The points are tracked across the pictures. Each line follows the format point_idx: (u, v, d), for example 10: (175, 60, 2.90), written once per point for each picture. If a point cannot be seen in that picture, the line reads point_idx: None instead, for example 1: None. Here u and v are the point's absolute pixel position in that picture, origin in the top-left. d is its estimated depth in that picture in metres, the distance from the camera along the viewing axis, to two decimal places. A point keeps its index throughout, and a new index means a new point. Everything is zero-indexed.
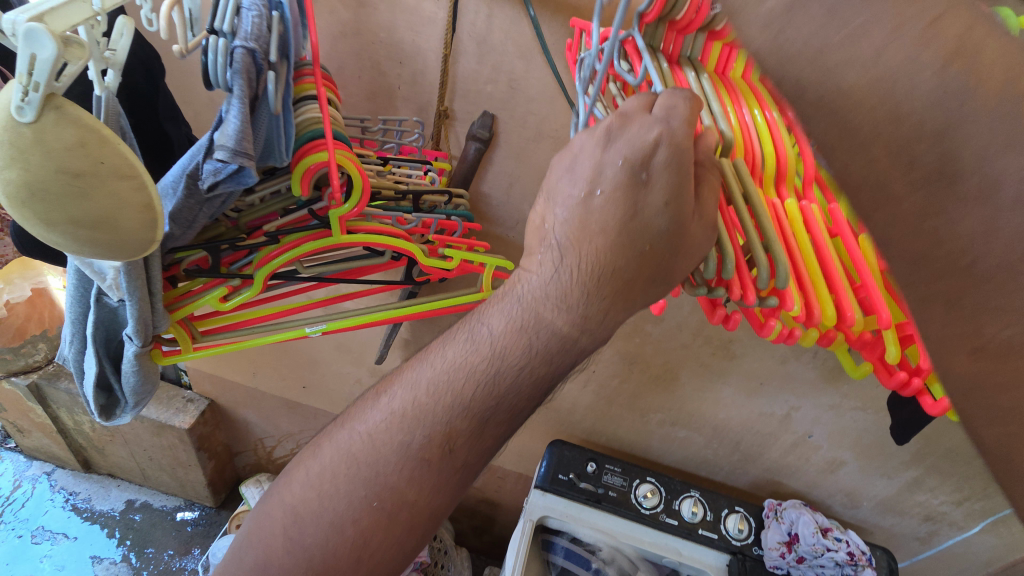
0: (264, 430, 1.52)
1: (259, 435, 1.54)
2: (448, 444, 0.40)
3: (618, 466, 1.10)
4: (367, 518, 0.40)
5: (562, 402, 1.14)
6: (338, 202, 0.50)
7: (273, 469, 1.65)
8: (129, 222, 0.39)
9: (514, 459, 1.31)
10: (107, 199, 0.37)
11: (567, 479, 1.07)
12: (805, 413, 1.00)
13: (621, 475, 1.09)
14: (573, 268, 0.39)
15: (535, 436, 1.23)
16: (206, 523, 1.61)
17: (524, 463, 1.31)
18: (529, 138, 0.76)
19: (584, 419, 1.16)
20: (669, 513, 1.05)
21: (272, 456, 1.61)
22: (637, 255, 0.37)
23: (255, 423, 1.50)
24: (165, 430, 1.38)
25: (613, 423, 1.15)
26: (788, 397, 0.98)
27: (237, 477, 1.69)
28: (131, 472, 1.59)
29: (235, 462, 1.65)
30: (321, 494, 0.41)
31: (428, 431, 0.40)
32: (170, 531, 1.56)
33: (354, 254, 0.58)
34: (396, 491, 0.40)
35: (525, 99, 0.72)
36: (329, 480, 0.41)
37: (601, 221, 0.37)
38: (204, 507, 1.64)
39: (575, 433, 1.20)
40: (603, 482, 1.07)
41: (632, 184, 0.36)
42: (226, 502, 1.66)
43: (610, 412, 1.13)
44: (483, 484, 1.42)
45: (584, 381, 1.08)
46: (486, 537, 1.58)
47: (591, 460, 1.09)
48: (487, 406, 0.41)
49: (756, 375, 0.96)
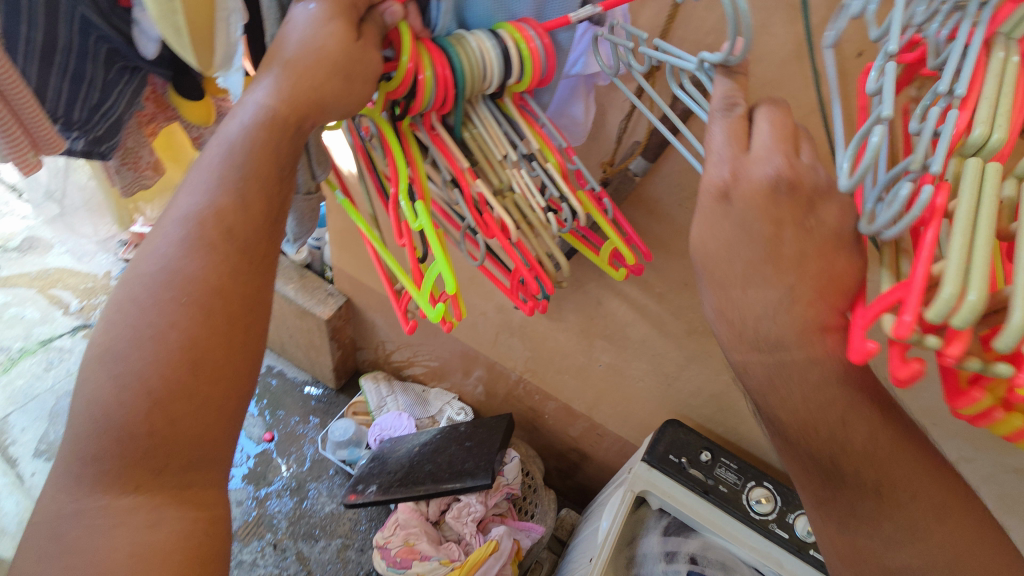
0: (387, 335, 1.63)
1: (382, 338, 1.65)
2: (225, 227, 0.57)
3: (735, 463, 1.04)
4: (185, 316, 0.55)
5: (688, 383, 1.09)
6: (433, 88, 0.54)
7: (388, 370, 1.78)
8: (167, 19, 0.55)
9: (619, 423, 1.29)
10: (188, 8, 0.55)
11: (677, 461, 1.04)
12: (977, 467, 0.86)
13: (736, 472, 1.03)
14: (222, 177, 0.57)
15: (651, 408, 1.19)
16: (326, 402, 1.83)
17: (629, 430, 1.28)
18: None
19: (707, 405, 1.10)
20: (781, 525, 0.97)
21: (389, 359, 1.72)
22: (319, 51, 0.53)
23: (381, 327, 1.62)
24: (307, 316, 1.56)
25: (737, 417, 1.08)
26: (963, 445, 0.84)
27: (357, 368, 1.86)
28: (273, 343, 1.84)
29: (356, 356, 1.81)
30: (130, 345, 0.54)
31: (200, 233, 0.56)
32: (297, 401, 1.81)
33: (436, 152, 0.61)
34: (211, 263, 0.56)
35: (751, 59, 0.64)
36: (145, 330, 0.54)
37: (297, 47, 0.54)
38: (326, 387, 1.85)
39: (692, 417, 1.15)
40: (714, 475, 1.03)
41: (304, 11, 0.54)
42: (345, 387, 1.86)
43: (737, 407, 1.06)
44: (581, 436, 1.42)
45: (719, 368, 1.02)
46: (568, 482, 1.61)
47: (706, 450, 1.05)
48: (232, 217, 0.57)
49: (928, 415, 0.84)
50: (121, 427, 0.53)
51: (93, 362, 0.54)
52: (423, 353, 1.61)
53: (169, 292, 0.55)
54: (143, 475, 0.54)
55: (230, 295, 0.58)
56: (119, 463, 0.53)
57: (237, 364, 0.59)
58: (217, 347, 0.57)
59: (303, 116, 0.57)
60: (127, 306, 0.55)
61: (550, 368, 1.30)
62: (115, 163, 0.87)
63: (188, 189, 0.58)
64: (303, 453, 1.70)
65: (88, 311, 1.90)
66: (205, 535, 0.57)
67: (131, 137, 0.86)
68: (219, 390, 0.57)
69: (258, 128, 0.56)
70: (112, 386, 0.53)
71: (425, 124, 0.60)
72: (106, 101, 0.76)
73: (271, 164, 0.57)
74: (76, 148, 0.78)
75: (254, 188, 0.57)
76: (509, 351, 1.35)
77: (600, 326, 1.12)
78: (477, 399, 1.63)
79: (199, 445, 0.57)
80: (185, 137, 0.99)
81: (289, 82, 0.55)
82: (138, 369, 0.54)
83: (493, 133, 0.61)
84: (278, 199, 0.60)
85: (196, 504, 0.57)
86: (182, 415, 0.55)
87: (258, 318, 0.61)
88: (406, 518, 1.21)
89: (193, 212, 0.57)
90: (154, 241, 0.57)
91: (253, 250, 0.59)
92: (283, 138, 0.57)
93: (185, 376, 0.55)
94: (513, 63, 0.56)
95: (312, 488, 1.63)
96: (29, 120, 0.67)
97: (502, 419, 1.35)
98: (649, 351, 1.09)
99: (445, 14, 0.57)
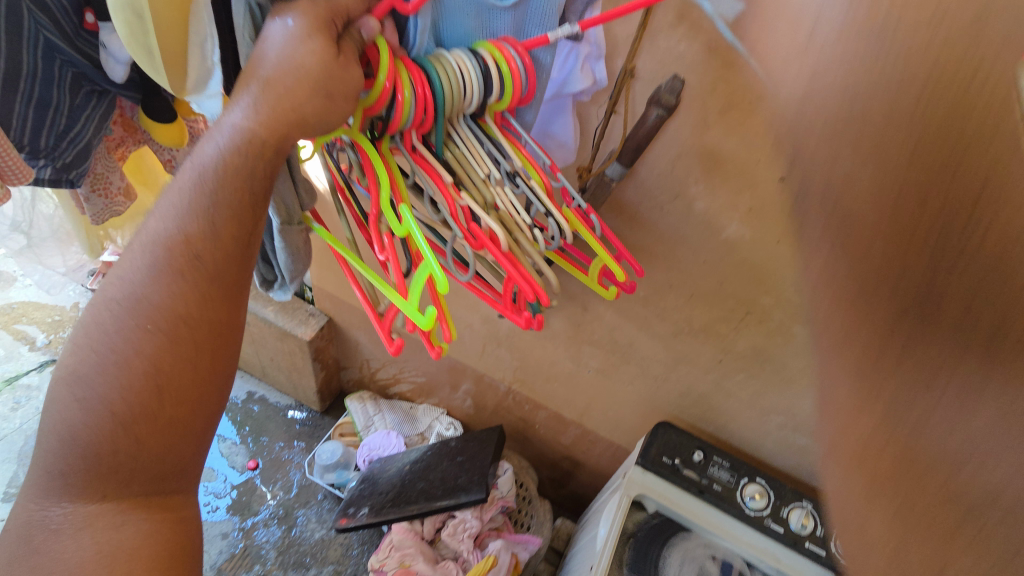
0: (372, 353, 1.61)
1: (367, 356, 1.63)
2: (192, 255, 0.56)
3: (727, 461, 1.04)
4: (150, 344, 0.57)
5: (677, 384, 1.09)
6: (413, 107, 0.53)
7: (374, 388, 1.75)
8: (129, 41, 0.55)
9: (610, 428, 1.29)
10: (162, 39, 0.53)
11: (671, 463, 1.04)
12: None
13: (729, 470, 1.03)
14: (191, 205, 0.56)
15: (641, 412, 1.20)
16: (312, 425, 1.79)
17: (621, 435, 1.29)
18: (712, 110, 0.69)
19: (696, 404, 1.11)
20: (776, 520, 0.98)
21: (375, 377, 1.70)
22: (296, 72, 0.50)
23: (365, 345, 1.59)
24: (288, 338, 1.53)
25: (727, 416, 1.09)
26: None
27: (342, 388, 1.83)
28: (254, 367, 1.79)
29: (340, 376, 1.78)
30: (97, 369, 0.56)
31: (167, 261, 0.56)
32: (281, 426, 1.77)
33: (422, 171, 0.58)
34: (175, 292, 0.57)
35: (723, 63, 0.65)
36: (111, 357, 0.56)
37: (273, 69, 0.51)
38: (310, 410, 1.81)
39: (682, 418, 1.16)
40: (708, 474, 1.03)
41: (281, 27, 0.51)
42: (330, 409, 1.83)
43: (726, 405, 1.07)
44: (573, 444, 1.41)
45: (706, 368, 1.03)
46: (562, 491, 1.60)
47: (699, 449, 1.05)
48: (200, 245, 0.56)
49: None
50: (88, 446, 0.56)
51: (61, 383, 0.57)
52: (409, 370, 1.59)
53: (134, 320, 0.57)
54: (108, 486, 0.58)
55: (197, 321, 0.58)
56: (85, 473, 0.57)
57: (204, 385, 0.61)
58: (181, 373, 0.59)
59: (280, 139, 0.54)
60: (95, 330, 0.57)
61: (538, 377, 1.30)
62: (85, 190, 0.85)
63: (158, 213, 0.57)
64: (290, 479, 1.66)
65: (56, 345, 1.83)
66: (174, 533, 0.62)
67: (100, 163, 0.84)
68: (183, 410, 0.60)
69: (231, 156, 0.54)
70: (80, 410, 0.56)
71: (405, 143, 0.58)
72: (74, 127, 0.75)
73: (243, 192, 0.56)
74: (43, 177, 0.75)
75: (224, 216, 0.56)
76: (496, 362, 1.34)
77: (587, 332, 1.12)
78: (466, 413, 1.61)
79: (168, 459, 0.61)
80: (156, 161, 0.97)
81: (268, 107, 0.52)
82: (102, 394, 0.56)
83: (475, 153, 0.60)
84: (251, 224, 0.59)
85: (161, 506, 0.62)
86: (148, 440, 0.58)
87: (226, 339, 0.62)
88: (400, 538, 1.18)
89: (161, 239, 0.56)
90: (125, 264, 0.58)
91: (223, 276, 0.59)
92: (257, 166, 0.55)
93: (149, 401, 0.57)
94: (493, 83, 0.56)
95: (301, 515, 1.59)
96: None
97: (493, 432, 1.34)
98: (637, 354, 1.09)
99: (423, 33, 0.54)
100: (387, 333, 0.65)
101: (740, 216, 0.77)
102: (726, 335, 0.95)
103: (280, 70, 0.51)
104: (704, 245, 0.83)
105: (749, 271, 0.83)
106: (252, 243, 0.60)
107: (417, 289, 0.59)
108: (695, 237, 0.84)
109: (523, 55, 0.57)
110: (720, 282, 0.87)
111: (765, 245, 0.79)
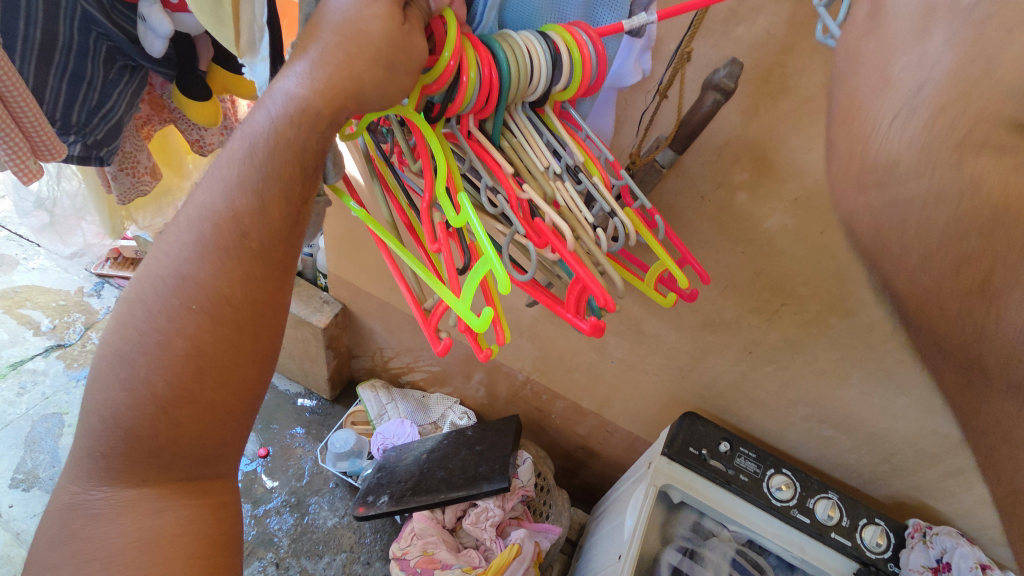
0: (385, 341, 1.59)
1: (380, 345, 1.62)
2: (239, 230, 0.50)
3: (754, 452, 1.05)
4: (194, 324, 0.51)
5: (704, 375, 1.09)
6: (476, 91, 0.49)
7: (385, 377, 1.74)
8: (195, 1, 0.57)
9: (630, 418, 1.29)
10: None
11: (698, 453, 1.03)
12: None
13: (755, 461, 1.04)
14: (239, 176, 0.50)
15: (663, 402, 1.19)
16: (322, 413, 1.78)
17: (640, 425, 1.29)
18: (768, 96, 0.68)
19: (721, 395, 1.11)
20: (802, 510, 0.99)
21: (387, 365, 1.69)
22: (358, 40, 0.45)
23: (379, 334, 1.58)
24: (302, 325, 1.52)
25: (752, 406, 1.09)
26: None
27: (352, 377, 1.81)
28: None
29: (351, 364, 1.77)
30: (138, 348, 0.51)
31: (213, 236, 0.50)
32: (290, 414, 1.76)
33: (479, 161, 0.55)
34: (221, 270, 0.51)
35: (783, 48, 0.64)
36: (153, 335, 0.51)
37: (335, 38, 0.46)
38: (320, 398, 1.80)
39: (706, 409, 1.16)
40: (735, 465, 1.03)
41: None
42: (340, 398, 1.81)
43: (752, 396, 1.07)
44: (589, 434, 1.42)
45: (735, 358, 1.03)
46: (574, 481, 1.61)
47: (725, 440, 1.05)
48: (248, 220, 0.50)
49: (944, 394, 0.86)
50: (130, 429, 0.51)
51: (100, 364, 0.52)
52: (423, 359, 1.58)
53: (177, 298, 0.51)
54: (151, 470, 0.53)
55: (243, 301, 0.52)
56: (125, 454, 0.52)
57: (245, 368, 0.55)
58: (225, 356, 0.53)
59: (337, 110, 0.47)
60: (137, 308, 0.51)
61: (559, 367, 1.30)
62: (113, 169, 0.83)
63: (203, 184, 0.51)
64: (301, 467, 1.65)
65: (61, 330, 1.80)
66: (218, 524, 0.57)
67: (130, 141, 0.82)
68: (225, 395, 0.54)
69: (284, 122, 0.47)
70: (121, 391, 0.51)
71: (462, 129, 0.54)
72: (107, 103, 0.72)
73: (296, 164, 0.49)
74: (73, 153, 0.73)
75: (274, 189, 0.50)
76: (516, 352, 1.34)
77: (613, 322, 1.11)
78: (480, 402, 1.61)
79: (212, 444, 0.56)
80: (181, 140, 0.95)
81: (325, 73, 0.46)
82: (144, 376, 0.51)
83: (534, 144, 0.56)
84: (303, 199, 0.52)
85: (201, 491, 0.57)
86: (192, 426, 0.53)
87: (271, 322, 0.56)
88: (422, 527, 1.17)
89: (208, 213, 0.50)
90: (169, 238, 0.52)
91: (271, 255, 0.53)
92: (312, 135, 0.48)
93: (192, 383, 0.52)
94: (562, 70, 0.53)
95: (313, 503, 1.58)
96: (29, 123, 0.63)
97: (510, 421, 1.33)
98: (664, 345, 1.09)
99: (490, 10, 0.53)
100: (432, 332, 0.57)
101: (784, 205, 0.77)
102: (759, 325, 0.95)
103: (342, 39, 0.46)
104: (744, 235, 0.83)
105: (789, 262, 0.83)
106: (302, 220, 0.54)
107: (472, 287, 0.51)
108: (735, 227, 0.83)
109: (596, 44, 0.53)
110: (757, 272, 0.87)
111: (808, 235, 0.78)
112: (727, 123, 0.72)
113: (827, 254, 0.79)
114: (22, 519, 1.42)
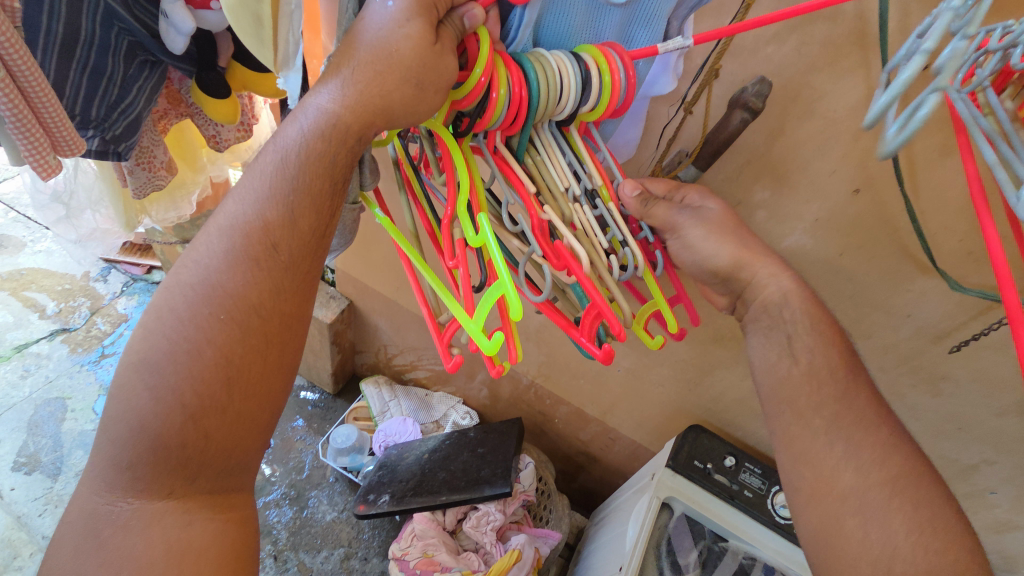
0: (390, 339, 1.59)
1: (384, 342, 1.62)
2: (269, 241, 0.50)
3: (759, 468, 1.05)
4: (223, 334, 0.51)
5: (711, 388, 1.09)
6: (505, 106, 0.49)
7: (388, 373, 1.74)
8: (234, 16, 0.57)
9: (633, 427, 1.29)
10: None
11: (702, 467, 1.04)
12: (998, 469, 0.88)
13: (760, 477, 1.04)
14: (271, 188, 0.50)
15: (668, 413, 1.19)
16: (323, 407, 1.78)
17: (643, 434, 1.28)
18: (795, 117, 0.67)
19: (727, 409, 1.10)
20: None
21: (390, 362, 1.69)
22: (391, 55, 0.45)
23: (384, 331, 1.58)
24: None
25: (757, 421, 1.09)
26: (986, 448, 0.86)
27: (354, 372, 1.81)
28: None
29: (354, 359, 1.77)
30: (167, 357, 0.51)
31: (243, 247, 0.50)
32: (292, 406, 1.76)
33: (502, 179, 0.54)
34: (251, 280, 0.51)
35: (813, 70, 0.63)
36: (183, 345, 0.51)
37: (367, 53, 0.46)
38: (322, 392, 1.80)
39: (711, 421, 1.16)
40: (739, 480, 1.03)
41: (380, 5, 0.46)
42: (342, 392, 1.82)
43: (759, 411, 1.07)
44: (591, 439, 1.41)
45: (743, 374, 1.02)
46: (573, 485, 1.61)
47: (730, 455, 1.06)
48: (278, 230, 0.51)
49: (954, 419, 0.86)
50: (155, 437, 0.51)
51: (128, 374, 0.52)
52: (427, 357, 1.58)
53: (207, 308, 0.51)
54: (174, 483, 0.52)
55: (271, 312, 0.52)
56: (152, 465, 0.52)
57: (270, 380, 0.55)
58: (251, 366, 0.53)
59: (366, 125, 0.48)
60: (167, 316, 0.51)
61: (564, 373, 1.29)
62: (130, 163, 0.82)
63: (236, 195, 0.52)
64: (302, 460, 1.65)
65: (66, 314, 1.80)
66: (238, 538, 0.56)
67: (146, 136, 0.81)
68: (250, 406, 0.54)
69: (315, 135, 0.48)
70: (147, 401, 0.50)
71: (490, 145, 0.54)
72: (126, 98, 0.71)
73: (325, 175, 0.50)
74: (92, 148, 0.72)
75: (304, 200, 0.50)
76: (522, 356, 1.33)
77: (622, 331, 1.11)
78: (482, 403, 1.60)
79: (234, 458, 0.55)
80: (196, 134, 0.95)
81: (356, 89, 0.47)
82: (173, 384, 0.50)
83: (558, 163, 0.56)
84: (332, 211, 0.53)
85: (222, 506, 0.56)
86: (218, 437, 0.52)
87: (296, 334, 0.55)
88: (423, 528, 1.18)
89: (240, 223, 0.51)
90: (200, 248, 0.52)
91: (299, 266, 0.53)
92: (343, 147, 0.49)
93: (217, 392, 0.51)
94: (592, 93, 0.52)
95: (312, 497, 1.58)
96: (49, 118, 0.62)
97: (512, 424, 1.32)
98: (672, 357, 1.09)
99: (525, 27, 0.52)
100: (443, 347, 0.57)
101: (804, 226, 0.76)
102: None
103: (374, 54, 0.46)
104: None
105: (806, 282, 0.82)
106: (330, 232, 0.54)
107: (485, 307, 0.51)
108: None
109: (628, 70, 0.53)
110: None
111: (827, 256, 0.78)
112: (752, 142, 0.72)
113: (844, 275, 0.78)
114: (23, 503, 1.42)
